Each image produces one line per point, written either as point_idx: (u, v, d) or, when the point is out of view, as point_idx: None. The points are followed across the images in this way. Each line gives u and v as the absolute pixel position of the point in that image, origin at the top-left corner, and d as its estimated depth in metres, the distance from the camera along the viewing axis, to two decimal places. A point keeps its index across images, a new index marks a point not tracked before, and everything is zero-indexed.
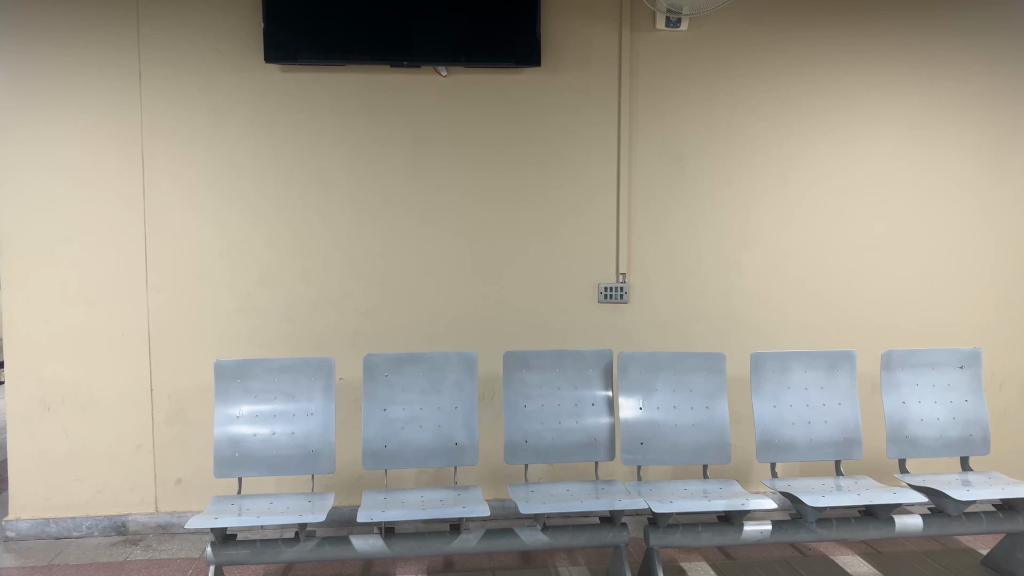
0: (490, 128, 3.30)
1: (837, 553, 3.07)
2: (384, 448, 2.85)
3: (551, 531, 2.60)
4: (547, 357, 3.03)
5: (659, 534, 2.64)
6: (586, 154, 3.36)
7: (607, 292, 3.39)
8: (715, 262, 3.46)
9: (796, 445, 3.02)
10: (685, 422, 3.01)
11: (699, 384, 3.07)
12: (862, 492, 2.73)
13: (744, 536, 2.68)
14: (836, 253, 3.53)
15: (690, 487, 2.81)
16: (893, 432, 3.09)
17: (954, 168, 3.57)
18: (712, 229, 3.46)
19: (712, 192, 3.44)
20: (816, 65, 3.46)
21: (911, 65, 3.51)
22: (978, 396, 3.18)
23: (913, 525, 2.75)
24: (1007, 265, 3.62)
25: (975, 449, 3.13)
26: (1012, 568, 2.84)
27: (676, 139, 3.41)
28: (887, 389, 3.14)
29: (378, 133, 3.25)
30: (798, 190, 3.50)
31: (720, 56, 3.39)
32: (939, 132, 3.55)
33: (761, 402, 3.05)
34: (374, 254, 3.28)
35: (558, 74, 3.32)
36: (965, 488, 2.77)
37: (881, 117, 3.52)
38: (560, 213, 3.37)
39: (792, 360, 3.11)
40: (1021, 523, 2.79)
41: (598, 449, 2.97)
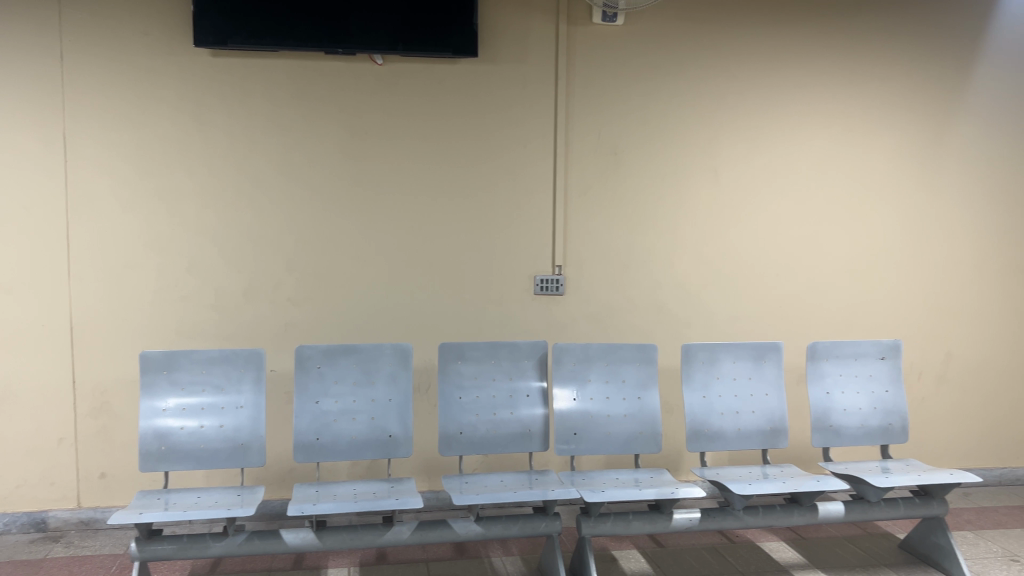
0: (427, 117, 3.28)
1: (764, 540, 3.15)
2: (316, 440, 2.82)
3: (485, 522, 2.60)
4: (482, 348, 3.03)
5: (591, 524, 2.66)
6: (523, 146, 3.37)
7: (543, 284, 3.41)
8: (650, 254, 3.51)
9: (725, 434, 3.08)
10: (617, 413, 3.05)
11: (632, 376, 3.11)
12: (787, 480, 2.81)
13: (674, 524, 2.73)
14: (766, 245, 3.61)
15: (622, 477, 2.85)
16: (817, 421, 3.18)
17: (878, 166, 3.69)
18: (647, 223, 3.50)
19: (646, 186, 3.48)
20: (749, 62, 3.52)
21: (838, 65, 3.61)
22: (898, 387, 3.29)
23: (834, 511, 2.83)
24: (927, 260, 3.76)
25: (895, 437, 3.25)
26: (927, 551, 2.95)
27: (611, 132, 3.44)
28: (812, 380, 3.22)
29: (312, 121, 3.20)
30: (730, 186, 3.56)
31: (656, 52, 3.43)
32: (864, 130, 3.66)
33: (692, 393, 3.10)
34: (308, 244, 3.23)
35: (496, 64, 3.31)
36: (884, 475, 2.87)
37: (810, 115, 3.61)
38: (497, 204, 3.37)
39: (722, 351, 3.17)
40: (936, 508, 2.91)
41: (531, 440, 2.99)
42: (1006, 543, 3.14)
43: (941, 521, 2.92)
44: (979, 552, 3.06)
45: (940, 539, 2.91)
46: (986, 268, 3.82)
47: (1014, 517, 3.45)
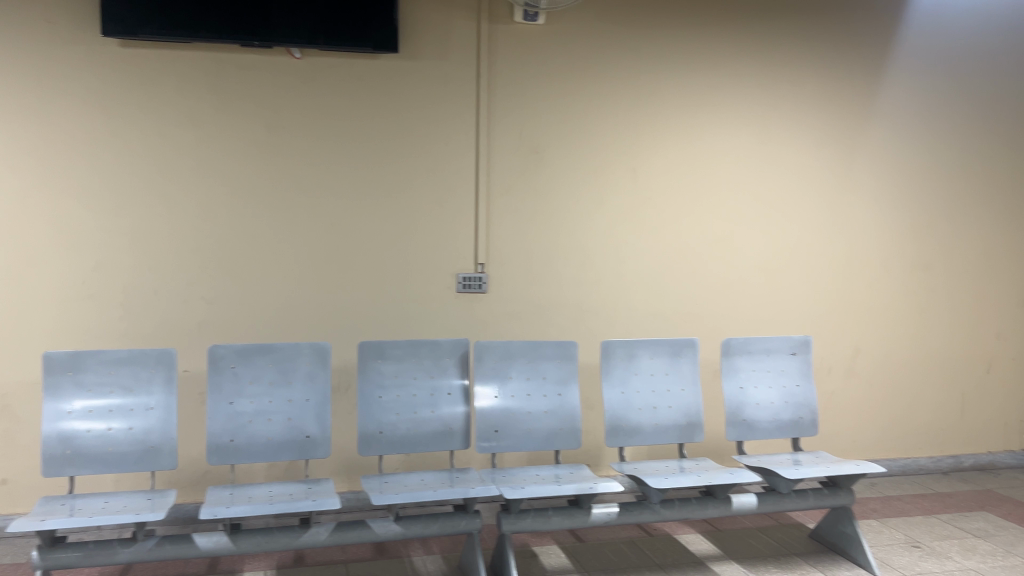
0: (346, 112, 3.24)
1: (680, 533, 3.22)
2: (230, 442, 2.76)
3: (404, 522, 2.59)
4: (403, 347, 3.01)
5: (512, 520, 2.67)
6: (444, 144, 3.36)
7: (465, 282, 3.40)
8: (570, 252, 3.54)
9: (642, 430, 3.14)
10: (538, 409, 3.07)
11: (552, 372, 3.14)
12: (702, 473, 2.88)
13: (593, 519, 2.76)
14: (684, 244, 3.68)
15: (542, 473, 2.88)
16: (731, 415, 3.26)
17: (790, 167, 3.80)
18: (568, 221, 3.53)
19: (567, 185, 3.52)
20: (666, 64, 3.59)
21: (752, 68, 3.71)
22: (808, 381, 3.40)
23: (747, 503, 2.92)
24: (836, 259, 3.89)
25: (805, 430, 3.35)
26: (835, 540, 3.06)
27: (533, 131, 3.46)
28: (726, 375, 3.31)
29: (228, 115, 3.12)
30: (648, 186, 3.62)
31: (577, 51, 3.47)
32: (777, 132, 3.77)
33: (611, 389, 3.15)
34: (223, 241, 3.16)
35: (417, 61, 3.29)
36: (794, 467, 2.95)
37: (726, 117, 3.70)
38: (419, 202, 3.35)
39: (640, 348, 3.22)
40: (843, 498, 3.00)
41: (452, 438, 2.99)
42: (909, 531, 3.28)
43: (848, 511, 3.03)
44: (883, 540, 3.19)
45: (846, 527, 3.01)
46: (891, 266, 3.98)
47: (916, 505, 3.60)
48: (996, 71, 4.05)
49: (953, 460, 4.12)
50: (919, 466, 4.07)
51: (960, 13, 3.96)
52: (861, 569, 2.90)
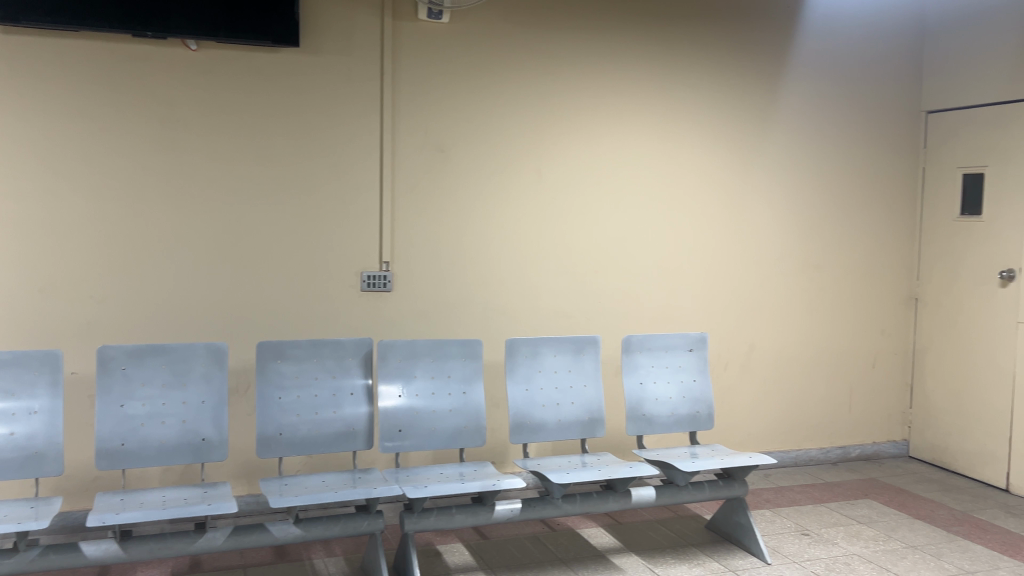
0: (246, 106, 3.17)
1: (583, 527, 3.28)
2: (120, 447, 2.67)
3: (304, 524, 2.56)
4: (304, 347, 2.96)
5: (414, 520, 2.67)
6: (347, 140, 3.32)
7: (370, 280, 3.37)
8: (476, 251, 3.55)
9: (546, 426, 3.18)
10: (443, 408, 3.08)
11: (456, 371, 3.14)
12: (603, 468, 2.93)
13: (496, 516, 2.78)
14: (587, 243, 3.74)
15: (446, 471, 2.88)
16: (631, 410, 3.33)
17: (689, 169, 3.91)
18: (473, 219, 3.54)
19: (473, 183, 3.53)
20: (569, 65, 3.65)
21: (652, 72, 3.81)
22: (704, 376, 3.51)
23: (646, 496, 3.00)
24: (733, 258, 4.03)
25: (701, 424, 3.46)
26: (730, 530, 3.16)
27: (438, 130, 3.45)
28: (627, 371, 3.38)
29: (119, 108, 3.01)
30: (553, 186, 3.67)
31: (482, 51, 3.49)
32: (677, 134, 3.88)
33: (514, 386, 3.18)
34: (115, 237, 3.04)
35: (318, 56, 3.25)
36: (691, 460, 3.04)
37: (627, 118, 3.78)
38: (321, 199, 3.30)
39: (543, 345, 3.26)
40: (738, 489, 3.11)
41: (355, 439, 2.96)
42: (799, 519, 3.42)
43: (742, 501, 3.14)
44: (774, 528, 3.32)
45: (740, 518, 3.12)
46: (784, 265, 4.14)
47: (805, 495, 3.76)
48: (880, 79, 4.26)
49: (841, 450, 4.33)
50: (810, 457, 4.26)
51: (847, 23, 4.15)
52: (754, 557, 3.02)
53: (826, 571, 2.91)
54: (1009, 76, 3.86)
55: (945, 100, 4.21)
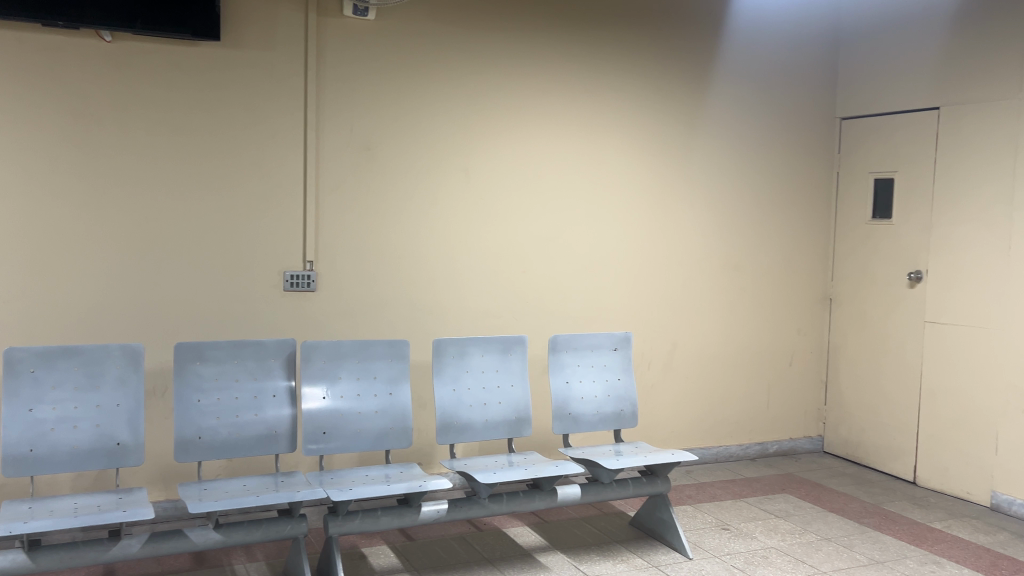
0: (163, 101, 3.08)
1: (509, 526, 3.29)
2: (29, 452, 2.56)
3: (225, 529, 2.50)
4: (224, 348, 2.89)
5: (338, 523, 2.64)
6: (270, 137, 3.25)
7: (293, 280, 3.32)
8: (402, 251, 3.53)
9: (472, 426, 3.18)
10: (368, 409, 3.05)
11: (382, 372, 3.11)
12: (529, 467, 2.95)
13: (422, 517, 2.77)
14: (514, 243, 3.75)
15: (371, 473, 2.85)
16: (558, 409, 3.36)
17: (614, 170, 3.97)
18: (400, 219, 3.52)
19: (400, 182, 3.51)
20: (496, 65, 3.66)
21: (578, 74, 3.85)
22: (628, 375, 3.56)
23: (572, 494, 3.02)
24: (656, 258, 4.10)
25: (625, 422, 3.51)
26: (654, 526, 3.22)
27: (364, 127, 3.42)
28: (553, 370, 3.41)
29: (27, 99, 2.89)
30: (480, 185, 3.67)
31: (409, 50, 3.47)
32: (602, 136, 3.93)
33: (441, 386, 3.17)
34: (23, 234, 2.91)
35: (240, 50, 3.17)
36: (615, 458, 3.08)
37: (554, 119, 3.81)
38: (243, 197, 3.23)
39: (470, 345, 3.26)
40: (661, 486, 3.16)
41: (277, 441, 2.91)
42: (720, 515, 3.50)
43: (665, 498, 3.19)
44: (696, 524, 3.39)
45: (663, 514, 3.18)
46: (705, 267, 4.23)
47: (726, 490, 3.86)
48: (797, 86, 4.39)
49: (760, 446, 4.45)
50: (730, 453, 4.37)
51: (766, 30, 4.27)
52: (676, 553, 3.07)
53: (745, 565, 2.98)
54: (917, 86, 4.03)
55: (858, 107, 4.37)
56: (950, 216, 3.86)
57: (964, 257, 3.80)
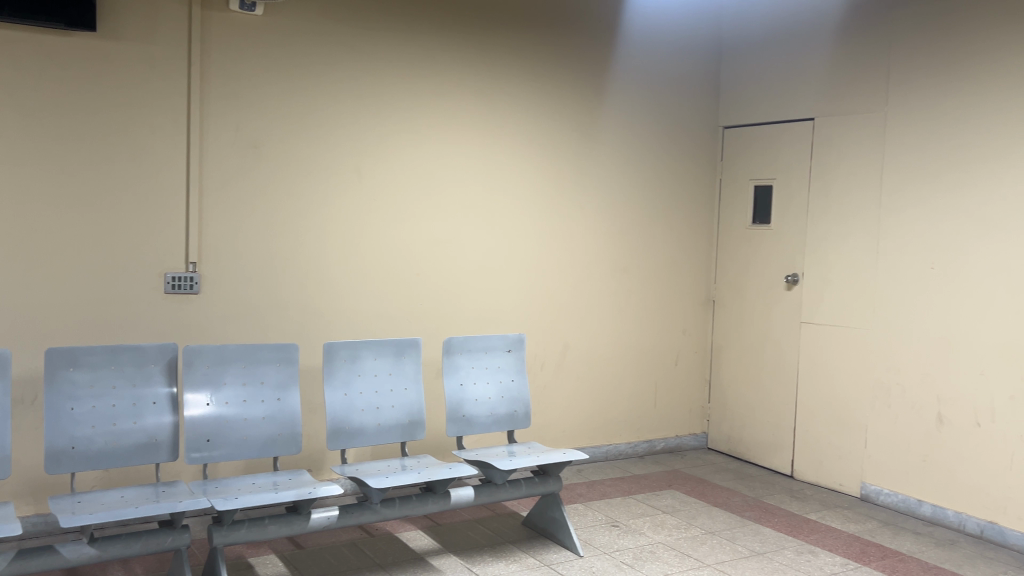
0: (33, 92, 2.91)
1: (401, 531, 3.26)
2: None
3: (100, 543, 2.39)
4: (100, 354, 2.76)
5: (223, 533, 2.56)
6: (151, 133, 3.13)
7: (175, 282, 3.19)
8: (292, 253, 3.45)
9: (365, 431, 3.14)
10: (254, 415, 2.96)
11: (270, 377, 3.03)
12: (422, 470, 2.94)
13: (311, 524, 2.71)
14: (407, 245, 3.72)
15: (258, 481, 2.78)
16: (452, 411, 3.36)
17: (507, 173, 4.00)
18: (288, 219, 3.43)
19: (289, 182, 3.43)
20: (388, 64, 3.63)
21: (471, 76, 3.86)
22: (522, 376, 3.59)
23: (465, 496, 3.02)
24: (549, 260, 4.15)
25: (518, 422, 3.54)
26: (546, 525, 3.25)
27: (251, 126, 3.33)
28: (447, 373, 3.40)
29: None
30: (372, 187, 3.62)
31: (298, 47, 3.40)
32: (494, 139, 3.95)
33: (333, 391, 3.11)
34: None
35: (118, 42, 3.04)
36: (508, 459, 3.10)
37: (446, 121, 3.80)
38: (121, 196, 3.09)
39: (362, 348, 3.21)
40: (553, 485, 3.20)
41: (158, 450, 2.79)
42: (610, 512, 3.57)
43: (557, 497, 3.23)
44: (586, 521, 3.45)
45: (555, 513, 3.21)
46: (594, 268, 4.31)
47: (615, 488, 3.94)
48: (683, 93, 4.54)
49: (647, 444, 4.57)
50: (619, 451, 4.46)
51: (652, 39, 4.39)
52: (567, 551, 3.12)
53: (634, 560, 3.05)
54: (794, 97, 4.23)
55: (739, 116, 4.55)
56: (823, 222, 4.07)
57: (836, 261, 4.01)
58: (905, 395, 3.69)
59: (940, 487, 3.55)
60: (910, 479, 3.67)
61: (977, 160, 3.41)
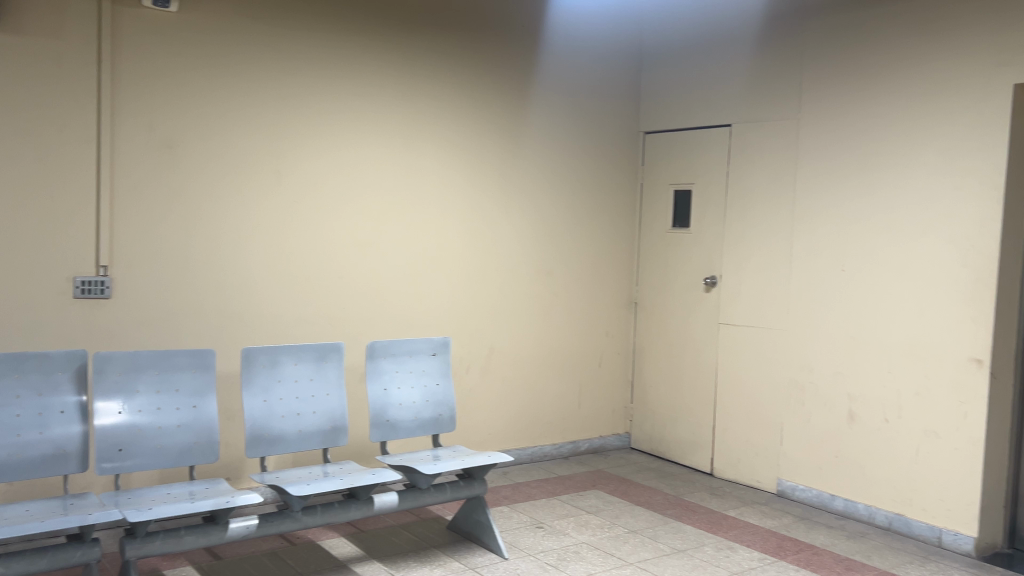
0: None
1: (323, 538, 3.21)
2: None
3: (3, 560, 2.28)
4: (2, 361, 2.63)
5: (136, 545, 2.47)
6: (58, 131, 3.01)
7: (84, 286, 3.08)
8: (208, 256, 3.36)
9: (285, 437, 3.08)
10: (169, 424, 2.88)
11: (185, 384, 2.95)
12: (345, 476, 2.89)
13: (230, 534, 2.64)
14: (329, 249, 3.67)
15: (174, 491, 2.69)
16: (375, 416, 3.32)
17: (430, 176, 3.98)
18: (205, 222, 3.35)
19: (205, 183, 3.34)
20: (309, 64, 3.57)
21: (394, 77, 3.83)
22: (447, 380, 3.57)
23: (389, 501, 2.98)
24: (473, 263, 4.15)
25: (444, 426, 3.52)
26: (471, 529, 3.24)
27: (165, 125, 3.23)
28: (371, 377, 3.37)
29: None
30: (293, 189, 3.56)
31: (215, 45, 3.32)
32: (418, 141, 3.93)
33: (252, 397, 3.05)
34: None
35: (22, 36, 2.92)
36: (433, 463, 3.08)
37: (368, 123, 3.77)
38: (26, 196, 2.96)
39: (283, 353, 3.15)
40: (478, 488, 3.19)
41: (66, 461, 2.68)
42: (534, 514, 3.59)
43: (482, 500, 3.22)
44: (511, 524, 3.45)
45: (480, 516, 3.21)
46: (519, 271, 4.32)
47: (540, 489, 3.96)
48: (605, 98, 4.60)
49: (571, 445, 4.61)
50: (544, 453, 4.49)
51: (575, 44, 4.44)
52: (492, 554, 3.12)
53: (558, 561, 3.07)
54: (712, 104, 4.33)
55: (659, 122, 4.64)
56: (740, 226, 4.18)
57: (753, 264, 4.12)
58: (818, 394, 3.81)
59: (851, 481, 3.68)
60: (823, 475, 3.79)
61: (884, 166, 3.55)
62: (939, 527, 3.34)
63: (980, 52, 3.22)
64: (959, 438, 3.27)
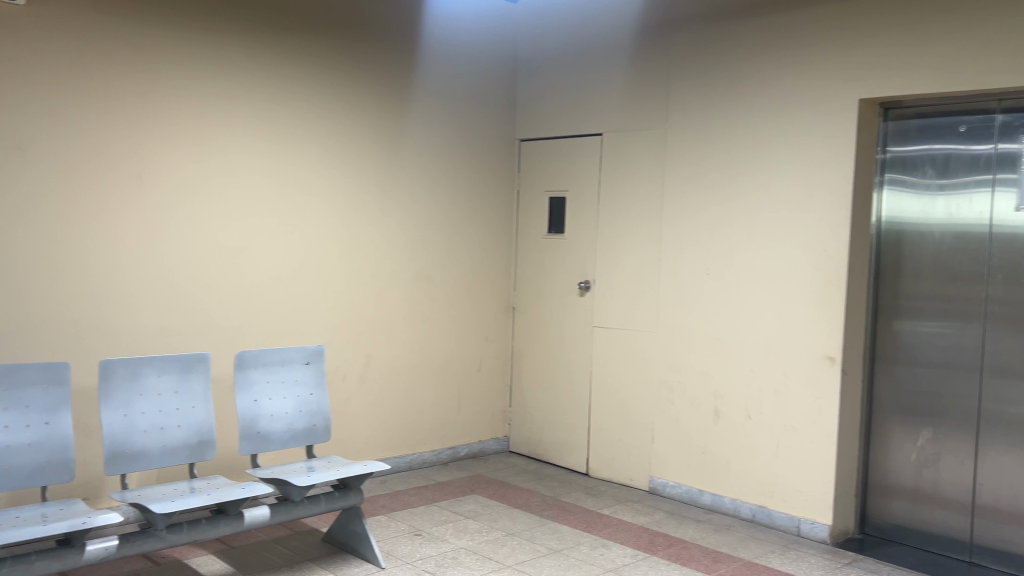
0: None
1: (191, 557, 3.08)
2: None
3: None
4: None
5: None
6: None
7: None
8: (62, 264, 3.17)
9: (147, 453, 2.95)
10: (19, 442, 2.70)
11: (37, 399, 2.77)
12: (212, 491, 2.79)
13: (86, 556, 2.51)
14: (196, 257, 3.54)
15: (24, 514, 2.53)
16: (245, 428, 3.23)
17: (303, 182, 3.90)
18: (58, 227, 3.16)
19: (59, 187, 3.15)
20: (173, 64, 3.44)
21: (264, 80, 3.74)
22: (321, 389, 3.50)
23: (260, 515, 2.90)
24: (348, 271, 4.09)
25: (318, 437, 3.45)
26: (347, 540, 3.19)
27: (14, 124, 3.04)
28: (240, 388, 3.26)
29: None
30: (157, 195, 3.42)
31: (69, 42, 3.15)
32: (291, 147, 3.85)
33: (111, 412, 2.89)
34: None
35: None
36: (306, 474, 3.01)
37: (238, 128, 3.66)
38: None
39: (144, 365, 3.01)
40: (353, 498, 3.14)
41: None
42: (412, 521, 3.57)
43: (358, 509, 3.17)
44: (389, 532, 3.42)
45: (356, 526, 3.16)
46: (396, 277, 4.29)
47: (418, 496, 3.94)
48: (480, 105, 4.63)
49: (450, 451, 4.61)
50: (422, 460, 4.47)
51: (450, 51, 4.46)
52: (368, 563, 3.08)
53: (436, 567, 3.06)
54: (584, 112, 4.44)
55: (534, 129, 4.71)
56: (612, 231, 4.29)
57: (625, 268, 4.24)
58: (686, 393, 3.95)
59: (718, 476, 3.83)
60: (692, 471, 3.94)
61: (745, 175, 3.73)
62: (798, 517, 3.53)
63: (828, 68, 3.43)
64: (815, 432, 3.47)
